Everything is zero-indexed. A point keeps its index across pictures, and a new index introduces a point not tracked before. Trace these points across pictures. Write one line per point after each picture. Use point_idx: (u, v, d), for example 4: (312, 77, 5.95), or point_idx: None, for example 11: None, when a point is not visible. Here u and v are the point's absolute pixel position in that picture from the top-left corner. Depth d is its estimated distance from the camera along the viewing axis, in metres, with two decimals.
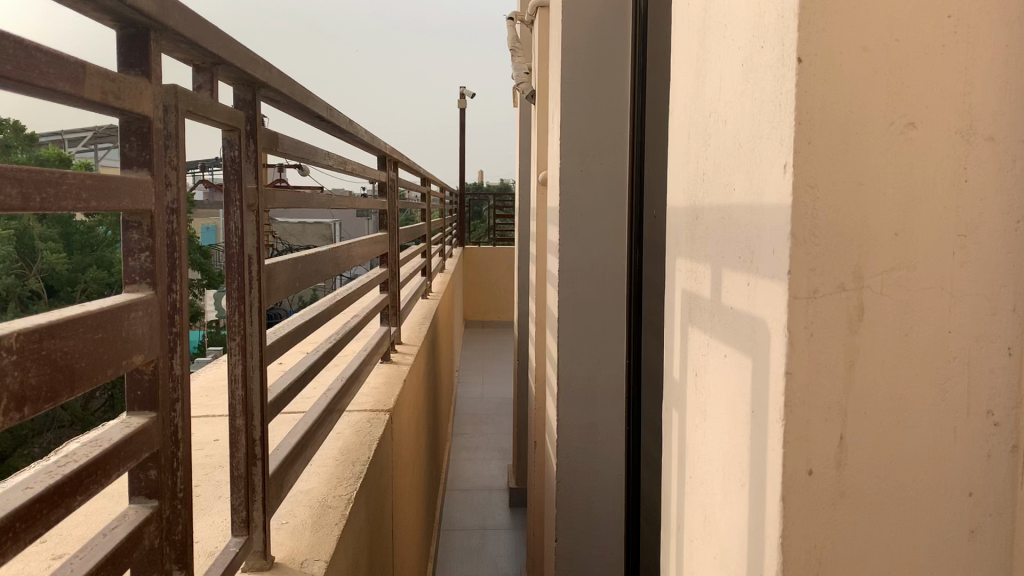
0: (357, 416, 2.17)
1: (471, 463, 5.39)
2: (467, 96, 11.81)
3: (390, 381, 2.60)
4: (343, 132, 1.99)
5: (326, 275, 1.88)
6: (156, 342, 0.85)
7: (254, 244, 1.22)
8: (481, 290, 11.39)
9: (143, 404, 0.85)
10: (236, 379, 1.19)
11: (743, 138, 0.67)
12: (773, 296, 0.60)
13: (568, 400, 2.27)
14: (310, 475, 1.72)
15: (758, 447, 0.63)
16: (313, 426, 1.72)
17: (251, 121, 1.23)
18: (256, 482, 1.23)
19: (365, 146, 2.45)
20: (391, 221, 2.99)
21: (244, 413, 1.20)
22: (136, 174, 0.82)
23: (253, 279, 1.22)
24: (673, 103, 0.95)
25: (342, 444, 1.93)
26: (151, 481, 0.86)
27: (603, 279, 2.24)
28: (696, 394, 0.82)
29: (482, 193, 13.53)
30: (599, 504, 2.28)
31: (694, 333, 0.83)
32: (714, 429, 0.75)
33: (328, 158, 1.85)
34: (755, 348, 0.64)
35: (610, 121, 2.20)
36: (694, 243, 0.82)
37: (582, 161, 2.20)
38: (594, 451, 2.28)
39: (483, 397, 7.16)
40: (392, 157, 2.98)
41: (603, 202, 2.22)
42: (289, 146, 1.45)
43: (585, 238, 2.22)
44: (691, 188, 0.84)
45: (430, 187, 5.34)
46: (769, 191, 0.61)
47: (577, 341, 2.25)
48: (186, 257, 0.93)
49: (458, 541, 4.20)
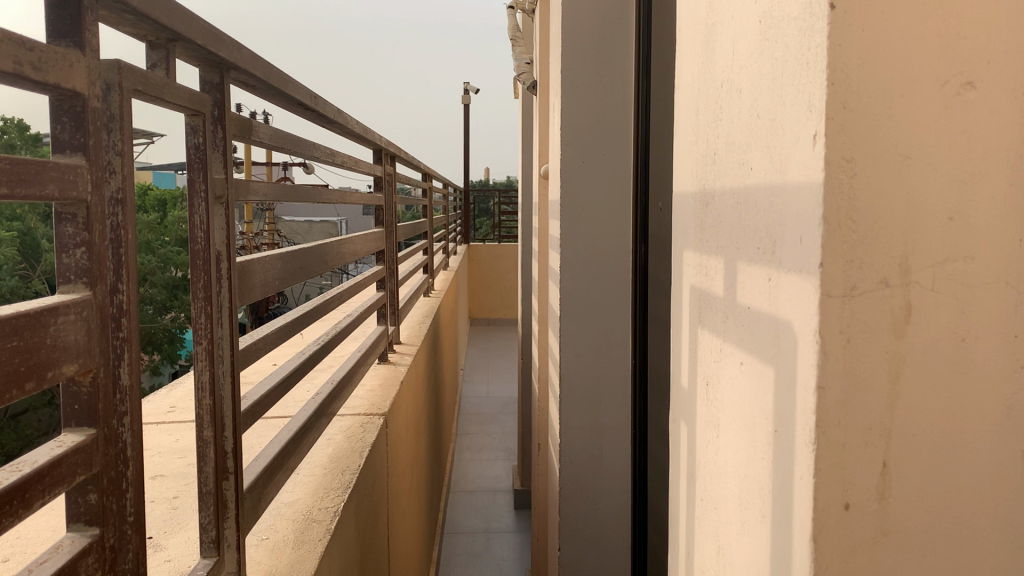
0: (349, 420, 2.08)
1: (475, 464, 5.30)
2: (471, 92, 11.70)
3: (387, 383, 2.51)
4: (330, 123, 1.89)
5: (316, 273, 1.78)
6: (93, 349, 0.76)
7: (223, 240, 1.12)
8: (486, 288, 11.29)
9: (81, 420, 0.75)
10: (203, 388, 1.09)
11: (762, 108, 0.57)
12: (800, 295, 0.50)
13: (571, 402, 2.17)
14: (296, 485, 1.63)
15: (783, 472, 0.53)
16: (299, 433, 1.62)
17: (218, 105, 1.13)
18: (229, 498, 1.14)
19: (358, 139, 2.36)
20: (388, 217, 2.89)
21: (213, 425, 1.10)
22: (67, 160, 0.73)
23: (221, 278, 1.12)
24: (679, 76, 0.84)
25: (332, 450, 1.84)
26: (92, 507, 0.76)
27: (607, 276, 2.13)
28: (707, 407, 0.72)
29: (486, 190, 13.44)
30: (605, 512, 2.18)
31: (704, 336, 0.73)
32: (728, 448, 0.65)
33: (314, 148, 1.75)
34: (778, 355, 0.54)
35: (612, 109, 2.10)
36: (705, 233, 0.72)
37: (584, 152, 2.10)
38: (598, 456, 2.18)
39: (488, 397, 7.06)
40: (388, 150, 2.88)
41: (606, 195, 2.11)
42: (267, 134, 1.36)
43: (587, 233, 2.12)
44: (699, 170, 0.74)
45: (431, 183, 5.25)
46: (795, 168, 0.51)
47: (579, 340, 2.15)
48: (134, 254, 0.83)
49: (462, 545, 4.11)
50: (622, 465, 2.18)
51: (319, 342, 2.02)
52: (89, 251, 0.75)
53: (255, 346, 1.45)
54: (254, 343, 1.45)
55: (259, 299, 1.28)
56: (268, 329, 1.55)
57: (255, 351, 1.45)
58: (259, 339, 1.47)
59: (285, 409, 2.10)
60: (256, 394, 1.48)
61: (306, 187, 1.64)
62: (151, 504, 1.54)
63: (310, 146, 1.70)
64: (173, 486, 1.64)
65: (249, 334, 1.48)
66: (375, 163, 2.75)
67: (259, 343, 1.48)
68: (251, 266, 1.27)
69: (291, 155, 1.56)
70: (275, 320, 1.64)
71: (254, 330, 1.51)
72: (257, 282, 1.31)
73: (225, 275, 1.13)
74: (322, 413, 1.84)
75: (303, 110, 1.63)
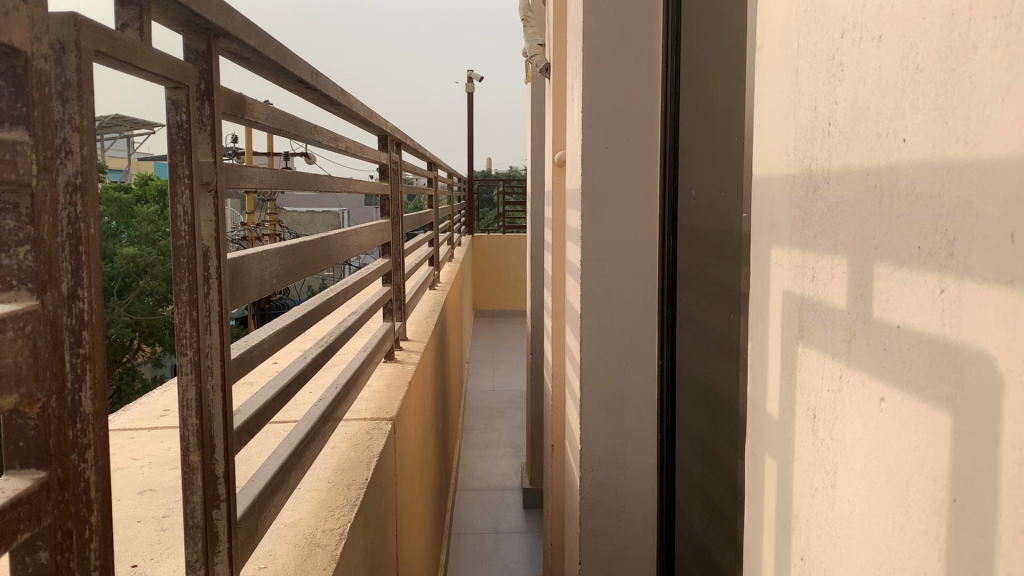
0: (354, 425, 1.93)
1: (482, 461, 5.16)
2: (474, 80, 11.51)
3: (395, 384, 2.36)
4: (333, 105, 1.74)
5: (319, 268, 1.63)
6: (40, 371, 0.61)
7: (212, 233, 0.97)
8: (490, 279, 11.15)
9: (26, 460, 0.61)
10: (189, 407, 0.94)
11: (930, 56, 0.42)
12: (1013, 317, 0.35)
13: (593, 406, 2.02)
14: (298, 502, 1.48)
15: (971, 560, 0.38)
16: (302, 445, 1.48)
17: (205, 78, 0.97)
18: (220, 529, 0.99)
19: (362, 124, 2.20)
20: (393, 207, 2.74)
21: (201, 447, 0.95)
22: (5, 134, 0.58)
23: (211, 277, 0.97)
24: (764, 33, 0.69)
25: (338, 461, 1.69)
26: (43, 566, 0.62)
27: (631, 270, 1.98)
28: (815, 446, 0.57)
29: (490, 179, 13.28)
30: (629, 523, 2.04)
31: (808, 354, 0.58)
32: (858, 509, 0.50)
33: (316, 133, 1.60)
34: (961, 397, 0.39)
35: (638, 90, 1.94)
36: (814, 225, 0.57)
37: (607, 137, 1.95)
38: (622, 462, 2.03)
39: (493, 390, 6.92)
40: (393, 137, 2.73)
41: (630, 182, 1.96)
42: (262, 114, 1.20)
43: (609, 223, 1.97)
44: (802, 146, 0.59)
45: (437, 171, 5.08)
46: (999, 138, 0.36)
47: (601, 339, 2.00)
48: (97, 251, 0.67)
49: (471, 546, 3.97)
50: (647, 473, 2.03)
51: (322, 343, 1.87)
52: (36, 249, 0.60)
53: (257, 349, 1.29)
54: (257, 345, 1.29)
55: (255, 300, 1.13)
56: (269, 330, 1.40)
57: (258, 355, 1.30)
58: (260, 342, 1.32)
59: (285, 414, 1.96)
60: (259, 402, 1.33)
61: (307, 174, 1.48)
62: (137, 524, 1.40)
63: (311, 130, 1.55)
64: (162, 502, 1.49)
65: (248, 337, 1.33)
66: (380, 150, 2.59)
67: (261, 346, 1.33)
68: (246, 262, 1.12)
69: (290, 138, 1.41)
70: (277, 320, 1.49)
71: (254, 332, 1.36)
72: (253, 280, 1.16)
73: (216, 273, 0.98)
74: (326, 419, 1.70)
75: (303, 88, 1.48)
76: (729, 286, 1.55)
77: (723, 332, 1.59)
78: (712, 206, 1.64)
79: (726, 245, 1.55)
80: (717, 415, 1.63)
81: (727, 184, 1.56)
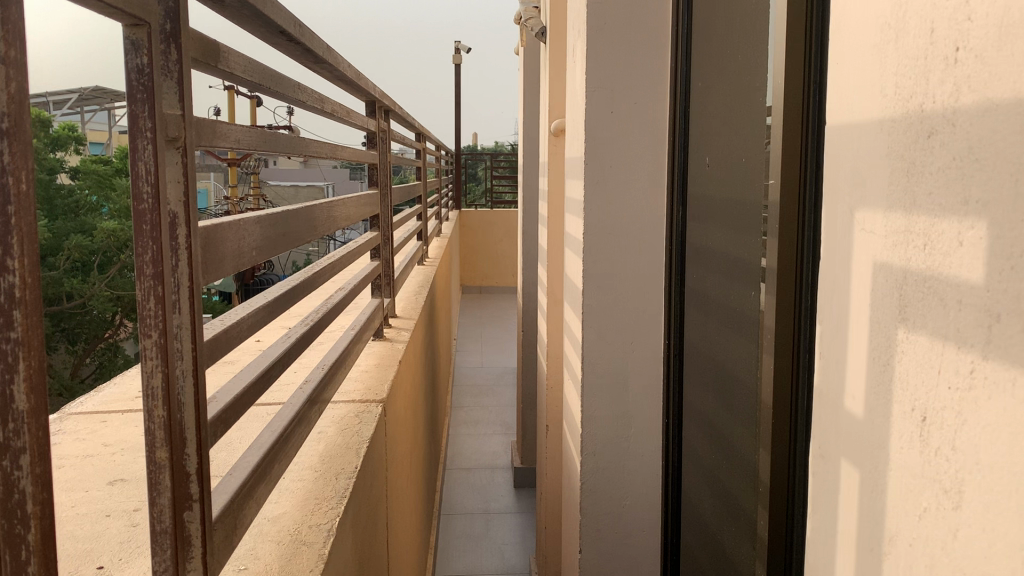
0: (343, 407, 1.82)
1: (471, 439, 5.06)
2: (462, 50, 11.32)
3: (385, 364, 2.24)
4: (318, 63, 1.60)
5: (303, 240, 1.50)
6: None
7: (179, 197, 0.85)
8: (478, 255, 11.02)
9: None
10: (154, 396, 0.82)
11: None
12: None
13: (594, 388, 1.91)
14: (282, 494, 1.37)
15: None
16: (286, 432, 1.36)
17: (170, 18, 0.83)
18: (193, 533, 0.87)
19: (348, 87, 2.07)
20: (382, 177, 2.61)
21: (169, 442, 0.83)
22: None
23: (178, 248, 0.85)
24: None
25: (324, 447, 1.58)
26: None
27: (637, 244, 1.87)
28: (925, 455, 0.46)
29: (477, 153, 13.11)
30: (632, 510, 1.93)
31: (916, 340, 0.47)
32: (998, 541, 0.39)
33: (299, 93, 1.47)
34: None
35: (645, 52, 1.82)
36: (929, 178, 0.46)
37: (612, 101, 1.83)
38: (625, 446, 1.92)
39: (482, 368, 6.82)
40: (382, 104, 2.60)
41: (637, 149, 1.84)
42: (238, 67, 1.07)
43: (613, 193, 1.85)
44: (911, 84, 0.47)
45: (425, 143, 4.94)
46: None
47: (604, 317, 1.89)
48: (29, 210, 0.55)
49: (461, 527, 3.88)
50: (652, 458, 1.93)
51: (309, 319, 1.76)
52: None
53: (239, 327, 1.17)
54: (238, 322, 1.17)
55: (232, 274, 1.01)
56: (251, 307, 1.27)
57: (238, 333, 1.17)
58: (242, 319, 1.20)
59: (268, 396, 1.84)
60: (242, 384, 1.21)
61: (291, 137, 1.36)
62: (105, 519, 1.28)
63: (294, 89, 1.42)
64: (134, 494, 1.37)
65: (228, 313, 1.20)
66: (368, 117, 2.46)
67: (243, 324, 1.20)
68: (222, 232, 1.00)
69: (270, 94, 1.29)
70: (258, 295, 1.36)
71: (233, 308, 1.23)
72: (230, 251, 1.03)
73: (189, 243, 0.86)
74: (313, 403, 1.58)
75: (283, 41, 1.35)
76: (749, 261, 1.45)
77: (740, 309, 1.49)
78: (728, 175, 1.53)
79: (745, 217, 1.45)
80: (731, 399, 1.53)
81: (746, 150, 1.45)
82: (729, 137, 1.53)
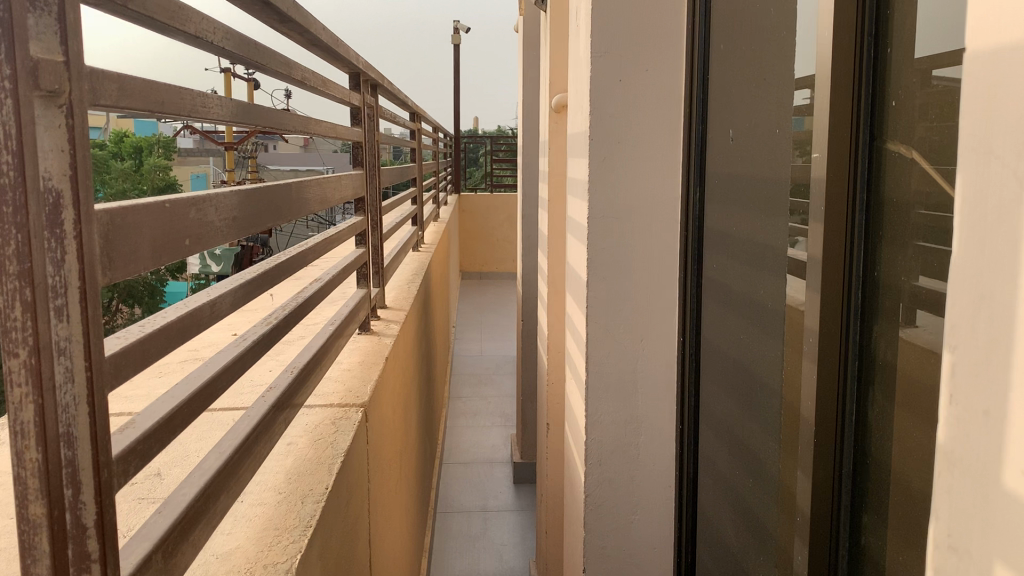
0: (318, 412, 1.63)
1: (469, 432, 4.87)
2: (461, 30, 11.11)
3: (369, 361, 2.03)
4: (283, 21, 1.40)
5: (265, 225, 1.29)
6: None
7: (64, 170, 0.65)
8: (477, 239, 10.83)
9: None
10: (24, 434, 0.64)
11: None
12: None
13: (600, 391, 1.71)
14: (237, 522, 1.17)
15: None
16: (244, 449, 1.17)
17: None
18: None
19: (326, 55, 1.86)
20: (369, 156, 2.40)
21: (47, 493, 0.65)
22: None
23: (60, 241, 0.65)
24: None
25: (293, 460, 1.39)
26: None
27: (648, 230, 1.66)
28: None
29: (478, 136, 12.88)
30: (642, 524, 1.74)
31: None
32: None
33: (259, 55, 1.26)
34: None
35: (659, 13, 1.62)
36: None
37: (621, 69, 1.63)
38: (635, 456, 1.72)
39: (481, 355, 6.64)
40: (367, 77, 2.39)
41: (648, 124, 1.64)
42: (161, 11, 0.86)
43: (621, 173, 1.65)
44: None
45: (421, 124, 4.73)
46: None
47: (611, 311, 1.69)
48: None
49: (457, 525, 3.70)
50: (664, 468, 1.73)
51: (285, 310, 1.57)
52: None
53: (209, 310, 0.97)
54: (209, 304, 0.97)
55: (147, 268, 0.79)
56: (227, 285, 1.08)
57: (208, 319, 0.98)
58: (214, 302, 1.00)
59: (235, 400, 1.64)
60: (210, 372, 1.00)
61: (246, 102, 1.16)
62: None
63: (248, 48, 1.21)
64: None
65: (203, 293, 1.01)
66: (352, 91, 2.25)
67: (215, 307, 1.01)
68: (134, 215, 0.78)
69: (216, 48, 1.08)
70: (238, 272, 1.17)
71: (206, 287, 1.04)
72: (147, 237, 0.81)
73: (85, 231, 0.67)
74: (279, 411, 1.39)
75: None
76: (777, 249, 1.24)
77: (765, 302, 1.30)
78: (752, 150, 1.33)
79: (772, 197, 1.25)
80: (756, 404, 1.33)
81: (773, 120, 1.25)
82: (754, 105, 1.32)
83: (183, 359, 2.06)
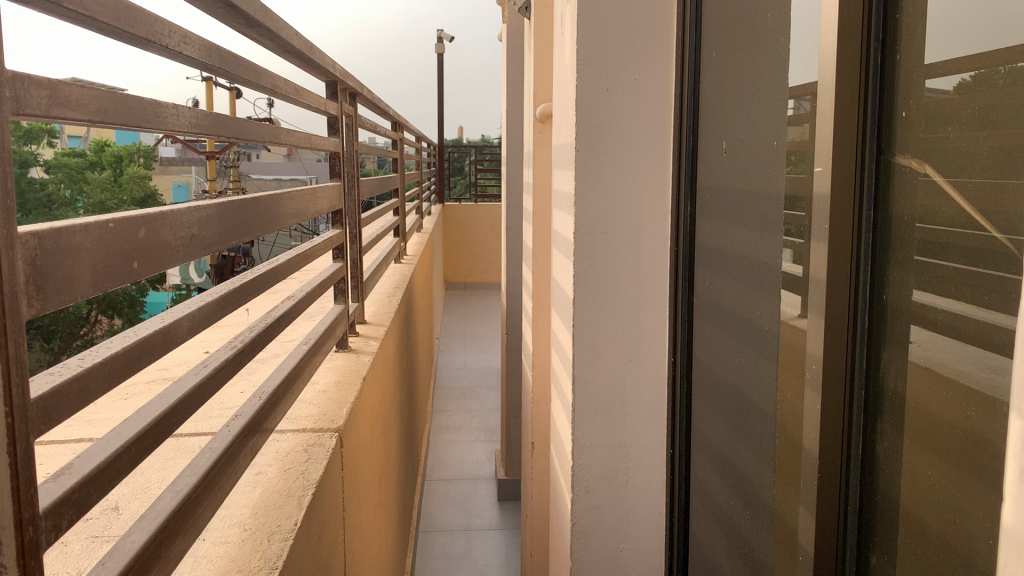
0: (289, 438, 1.54)
1: (452, 447, 4.79)
2: (444, 40, 11.02)
3: (345, 381, 1.95)
4: (251, 25, 1.32)
5: (231, 242, 1.20)
6: None
7: None
8: (461, 250, 10.76)
9: None
10: None
11: None
12: None
13: (587, 415, 1.63)
14: (197, 564, 1.08)
15: None
16: (207, 486, 1.08)
17: None
18: None
19: (299, 61, 1.77)
20: (346, 166, 2.32)
21: None
22: None
23: None
24: None
25: (261, 493, 1.30)
26: None
27: (636, 246, 1.59)
28: None
29: (461, 146, 12.81)
30: (631, 554, 1.66)
31: None
32: None
33: (223, 60, 1.18)
34: None
35: (648, 20, 1.55)
36: None
37: (608, 77, 1.56)
38: (623, 480, 1.65)
39: (464, 368, 6.56)
40: (345, 85, 2.31)
41: (635, 134, 1.57)
42: (106, 11, 0.77)
43: (608, 186, 1.58)
44: None
45: (403, 134, 4.65)
46: None
47: (599, 331, 1.61)
48: None
49: (440, 545, 3.61)
50: (655, 493, 1.66)
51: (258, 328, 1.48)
52: None
53: (162, 337, 0.89)
54: (162, 330, 0.89)
55: (87, 295, 0.71)
56: (185, 307, 0.99)
57: (162, 346, 0.90)
58: (169, 327, 0.91)
59: (203, 426, 1.55)
60: (162, 405, 0.92)
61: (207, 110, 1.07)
62: None
63: (210, 53, 1.12)
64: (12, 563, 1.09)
65: (155, 318, 0.93)
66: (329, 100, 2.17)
67: (170, 333, 0.92)
68: (71, 239, 0.69)
69: (173, 52, 0.99)
70: (199, 294, 1.09)
71: (162, 311, 0.96)
72: (86, 264, 0.72)
73: (7, 258, 0.59)
74: (247, 441, 1.30)
75: None
76: (771, 268, 1.17)
77: (759, 324, 1.22)
78: (745, 163, 1.26)
79: (767, 215, 1.18)
80: (749, 430, 1.26)
81: (767, 132, 1.18)
82: (748, 114, 1.25)
83: (151, 379, 1.97)
